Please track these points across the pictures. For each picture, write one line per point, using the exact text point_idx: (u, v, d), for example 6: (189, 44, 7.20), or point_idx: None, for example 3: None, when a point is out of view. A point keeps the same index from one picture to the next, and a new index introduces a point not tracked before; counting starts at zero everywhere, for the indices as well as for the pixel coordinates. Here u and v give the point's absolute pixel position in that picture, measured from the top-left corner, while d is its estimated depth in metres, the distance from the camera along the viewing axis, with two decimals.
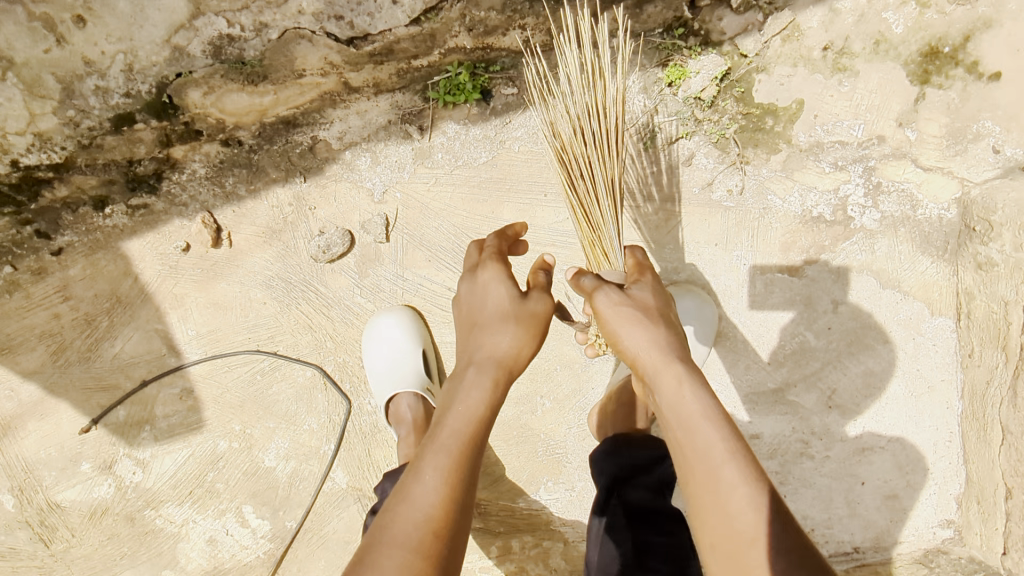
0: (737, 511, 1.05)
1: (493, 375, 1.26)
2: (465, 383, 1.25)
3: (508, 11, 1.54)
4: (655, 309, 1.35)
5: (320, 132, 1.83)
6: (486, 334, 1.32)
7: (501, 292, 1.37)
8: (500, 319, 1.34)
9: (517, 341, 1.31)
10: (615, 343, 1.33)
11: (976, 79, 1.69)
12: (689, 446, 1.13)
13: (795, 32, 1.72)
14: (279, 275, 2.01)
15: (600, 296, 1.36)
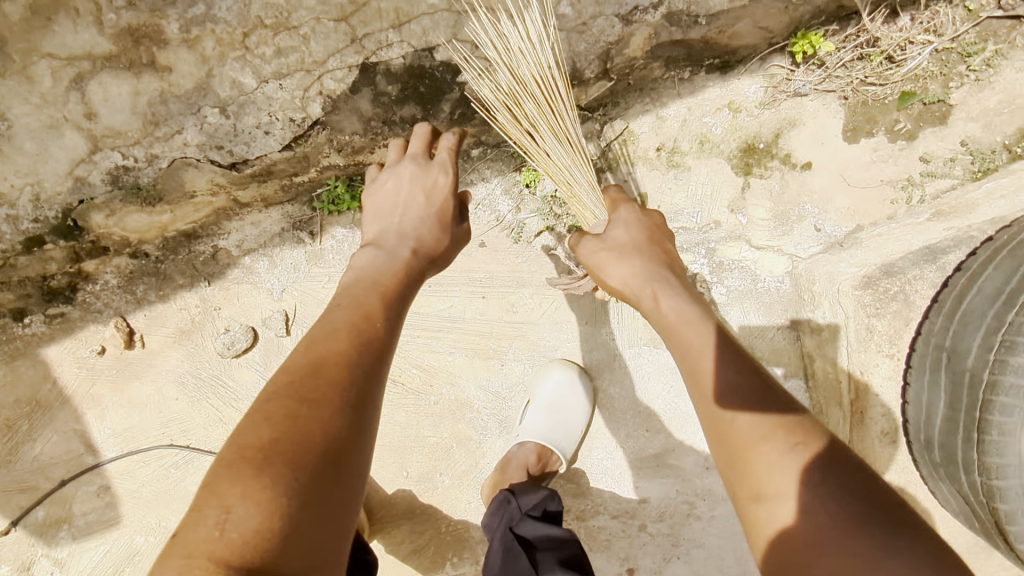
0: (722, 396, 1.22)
1: (415, 262, 1.52)
2: (397, 262, 1.50)
3: (370, 134, 1.78)
4: (630, 241, 1.53)
5: (219, 242, 2.05)
6: (421, 230, 1.57)
7: (442, 191, 1.58)
8: (439, 223, 1.59)
9: (446, 243, 1.60)
10: (606, 274, 1.53)
11: (792, 169, 1.96)
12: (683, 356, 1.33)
13: (631, 137, 1.98)
14: (190, 371, 2.16)
15: (584, 244, 1.59)
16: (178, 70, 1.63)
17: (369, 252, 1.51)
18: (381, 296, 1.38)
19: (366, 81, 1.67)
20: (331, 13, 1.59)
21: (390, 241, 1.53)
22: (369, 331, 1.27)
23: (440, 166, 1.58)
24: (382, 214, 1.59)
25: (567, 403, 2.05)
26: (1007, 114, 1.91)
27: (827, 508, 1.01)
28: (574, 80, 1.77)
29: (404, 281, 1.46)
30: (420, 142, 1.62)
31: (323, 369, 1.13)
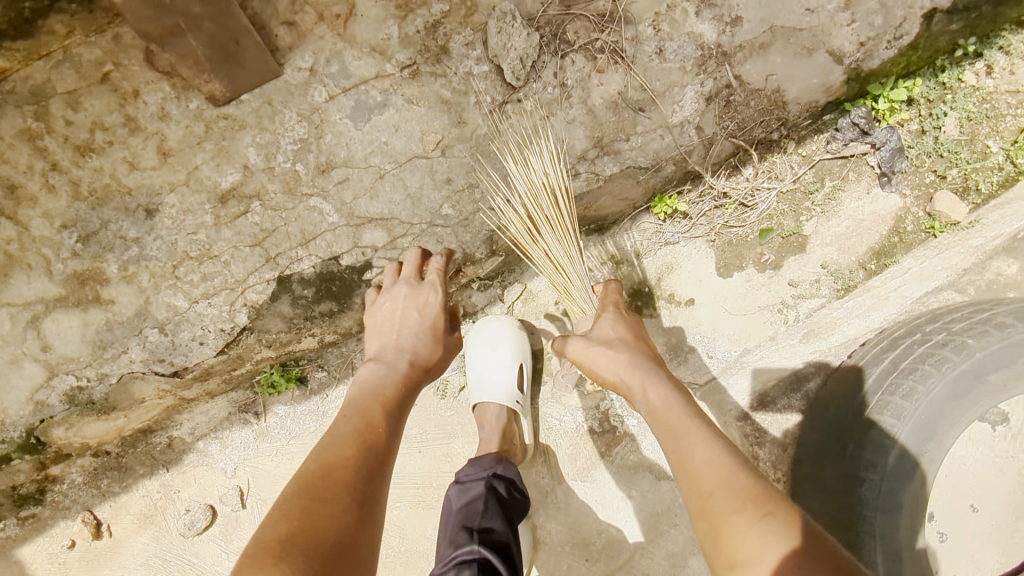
0: (701, 470, 1.31)
1: (407, 371, 1.67)
2: (396, 373, 1.65)
3: (294, 328, 2.01)
4: (618, 336, 1.69)
5: (174, 431, 2.24)
6: (417, 344, 1.74)
7: (434, 307, 1.78)
8: (431, 336, 1.77)
9: (439, 355, 1.78)
10: (596, 368, 1.66)
11: (678, 306, 2.21)
12: (666, 431, 1.44)
13: (530, 295, 2.23)
14: (156, 553, 2.27)
15: (570, 344, 1.74)
16: (121, 301, 1.88)
17: (370, 367, 1.67)
18: (384, 407, 1.54)
19: (284, 288, 1.92)
20: (247, 240, 1.86)
21: (389, 355, 1.70)
22: (375, 441, 1.43)
23: (430, 286, 1.80)
24: (381, 331, 1.77)
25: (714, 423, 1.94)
26: (857, 238, 2.21)
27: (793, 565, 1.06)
28: (468, 261, 2.05)
29: (403, 393, 1.63)
30: (412, 268, 1.84)
31: (331, 472, 1.29)
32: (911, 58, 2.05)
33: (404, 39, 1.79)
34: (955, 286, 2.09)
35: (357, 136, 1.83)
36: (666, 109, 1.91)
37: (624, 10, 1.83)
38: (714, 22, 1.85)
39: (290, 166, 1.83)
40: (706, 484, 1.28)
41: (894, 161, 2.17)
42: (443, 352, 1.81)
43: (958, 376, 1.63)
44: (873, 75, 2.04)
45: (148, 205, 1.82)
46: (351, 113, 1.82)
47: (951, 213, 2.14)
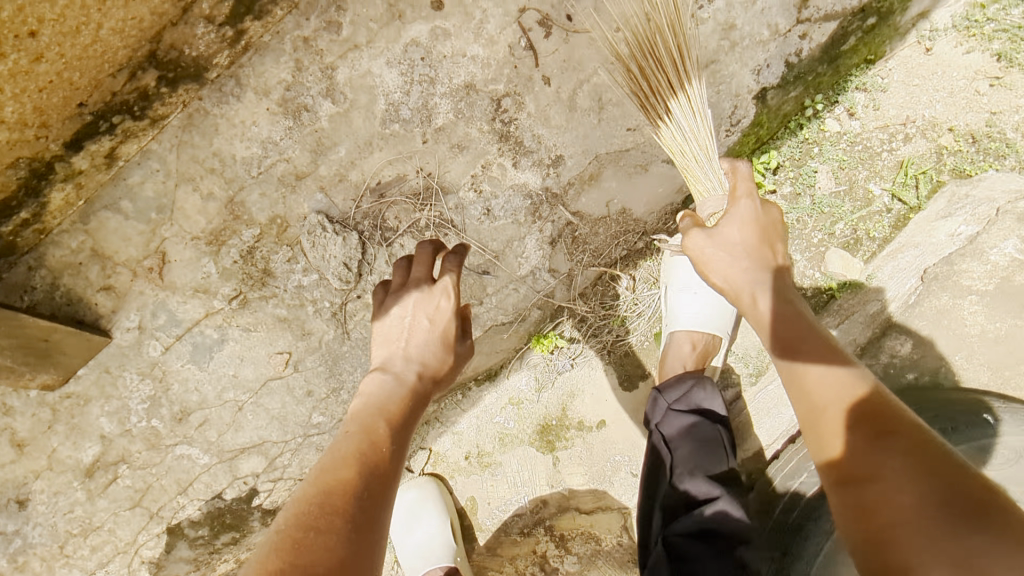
0: (828, 351, 1.24)
1: (410, 386, 1.51)
2: (403, 387, 1.50)
3: (201, 564, 1.95)
4: (742, 242, 1.39)
5: None
6: (426, 354, 1.56)
7: (446, 315, 1.57)
8: (443, 345, 1.58)
9: (451, 364, 1.59)
10: (710, 273, 1.43)
11: (589, 431, 2.11)
12: (791, 326, 1.28)
13: (437, 456, 2.14)
14: None
15: (692, 238, 1.43)
16: None
17: (375, 377, 1.51)
18: (389, 424, 1.40)
19: (177, 536, 1.88)
20: (125, 504, 1.82)
21: (397, 363, 1.53)
22: (377, 459, 1.29)
23: (443, 291, 1.58)
24: (388, 338, 1.58)
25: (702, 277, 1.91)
26: None
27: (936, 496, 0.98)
28: None
29: (411, 408, 1.46)
30: (423, 264, 1.60)
31: (330, 500, 1.14)
32: (759, 134, 1.94)
33: (224, 272, 1.75)
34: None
35: (203, 376, 1.78)
36: (512, 262, 1.83)
37: (438, 182, 1.77)
38: (535, 169, 1.77)
39: (147, 424, 1.78)
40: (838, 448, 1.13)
41: None
42: (456, 361, 1.63)
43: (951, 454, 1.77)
44: (724, 161, 1.93)
45: (17, 497, 1.78)
46: (192, 357, 1.77)
47: (845, 271, 2.04)
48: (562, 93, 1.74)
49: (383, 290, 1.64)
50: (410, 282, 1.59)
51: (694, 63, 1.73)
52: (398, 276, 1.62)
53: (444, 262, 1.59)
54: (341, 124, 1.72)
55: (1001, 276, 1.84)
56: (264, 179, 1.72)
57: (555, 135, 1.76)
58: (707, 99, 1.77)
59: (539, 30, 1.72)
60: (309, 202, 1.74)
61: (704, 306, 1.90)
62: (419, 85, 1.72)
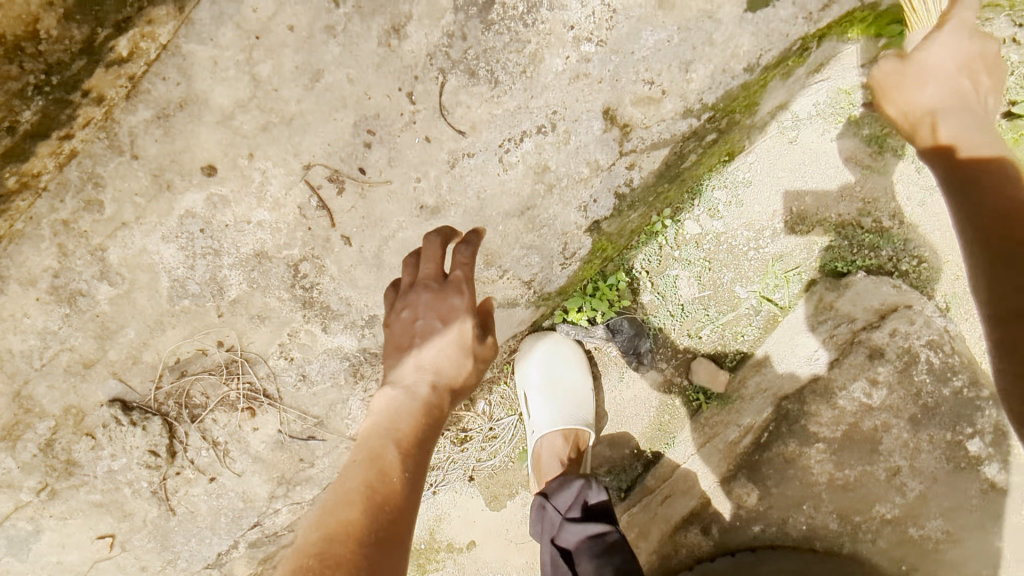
0: (1008, 187, 1.04)
1: (427, 397, 1.22)
2: (418, 403, 1.22)
3: None
4: (952, 67, 1.18)
5: None
6: (440, 359, 1.24)
7: (463, 319, 1.26)
8: (460, 349, 1.26)
9: (474, 373, 1.27)
10: (892, 99, 1.24)
11: (459, 552, 2.05)
12: (982, 145, 1.11)
13: None
14: None
15: (886, 62, 1.26)
16: None
17: (385, 394, 1.24)
18: (402, 449, 1.15)
19: None
20: None
21: (406, 377, 1.25)
22: (388, 495, 1.06)
23: (457, 286, 1.26)
24: (397, 346, 1.29)
25: (561, 379, 1.86)
26: (623, 429, 1.99)
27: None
28: None
29: (429, 429, 1.20)
30: (433, 258, 1.29)
31: (327, 553, 0.94)
32: (604, 255, 1.77)
33: (24, 467, 1.63)
34: (702, 521, 1.81)
35: (25, 566, 1.70)
36: (339, 422, 1.72)
37: (243, 354, 1.63)
38: (349, 331, 1.63)
39: None
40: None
41: (636, 345, 1.91)
42: (483, 368, 1.31)
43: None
44: (566, 289, 1.78)
45: None
46: (9, 550, 1.69)
47: (710, 381, 1.88)
48: (366, 252, 1.58)
49: (394, 289, 1.34)
50: (417, 280, 1.30)
51: (507, 210, 1.55)
52: (409, 275, 1.31)
53: (456, 255, 1.28)
54: (123, 306, 1.56)
55: (849, 422, 1.72)
56: (50, 370, 1.59)
57: (365, 295, 1.60)
58: (529, 244, 1.61)
59: (329, 187, 1.52)
60: (105, 388, 1.61)
61: (563, 405, 1.85)
62: (204, 258, 1.55)
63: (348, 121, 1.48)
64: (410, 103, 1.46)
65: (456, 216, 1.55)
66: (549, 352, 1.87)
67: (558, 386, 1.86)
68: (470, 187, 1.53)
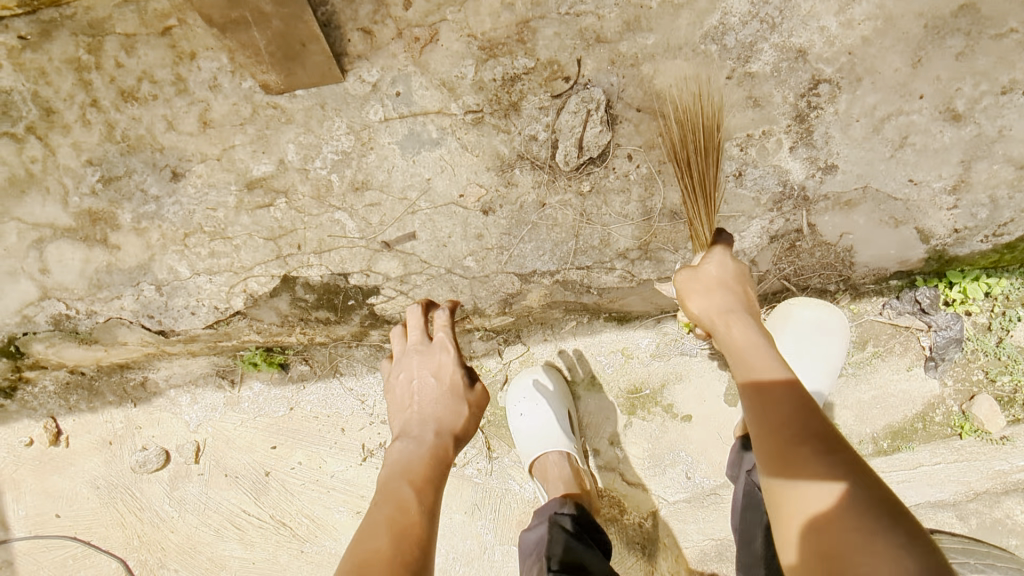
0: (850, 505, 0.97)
1: (430, 446, 1.44)
2: (425, 449, 1.44)
3: (286, 324, 1.96)
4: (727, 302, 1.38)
5: (149, 373, 2.23)
6: (440, 411, 1.52)
7: (449, 369, 1.58)
8: (454, 398, 1.56)
9: (469, 414, 1.56)
10: None
11: (672, 418, 2.09)
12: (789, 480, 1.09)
13: (529, 358, 2.12)
14: (104, 477, 2.29)
15: None
16: (125, 249, 1.85)
17: (395, 448, 1.45)
18: (415, 487, 1.32)
19: (286, 287, 1.87)
20: (262, 233, 1.81)
21: (415, 430, 1.48)
22: (409, 525, 1.21)
23: (439, 344, 1.60)
24: (399, 408, 1.56)
25: (826, 353, 1.88)
26: (880, 410, 2.04)
27: (725, 303, 1.37)
28: (477, 312, 1.95)
29: (435, 467, 1.40)
30: (418, 327, 1.64)
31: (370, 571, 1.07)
32: (1004, 255, 1.87)
33: (476, 84, 1.68)
34: (957, 510, 1.98)
35: (400, 164, 1.74)
36: (725, 234, 1.79)
37: (713, 122, 1.69)
38: (805, 164, 1.71)
39: (326, 174, 1.75)
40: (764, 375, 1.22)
41: (946, 349, 1.99)
42: (478, 419, 1.59)
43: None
44: (955, 260, 1.87)
45: (176, 167, 1.77)
46: (402, 141, 1.72)
47: (986, 421, 1.99)
48: (876, 112, 1.66)
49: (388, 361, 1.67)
50: (404, 343, 1.63)
51: (1011, 158, 1.68)
52: (398, 336, 1.66)
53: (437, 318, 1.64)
54: (667, 14, 1.63)
55: None
56: (566, 22, 1.64)
57: (844, 145, 1.69)
58: (995, 198, 1.73)
59: (900, 40, 1.62)
60: (592, 69, 1.67)
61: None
62: (759, 23, 1.63)
63: (960, 0, 1.59)
64: (1017, 22, 1.59)
65: (969, 133, 1.66)
66: (815, 320, 1.88)
67: (808, 357, 1.88)
68: (1001, 119, 1.65)
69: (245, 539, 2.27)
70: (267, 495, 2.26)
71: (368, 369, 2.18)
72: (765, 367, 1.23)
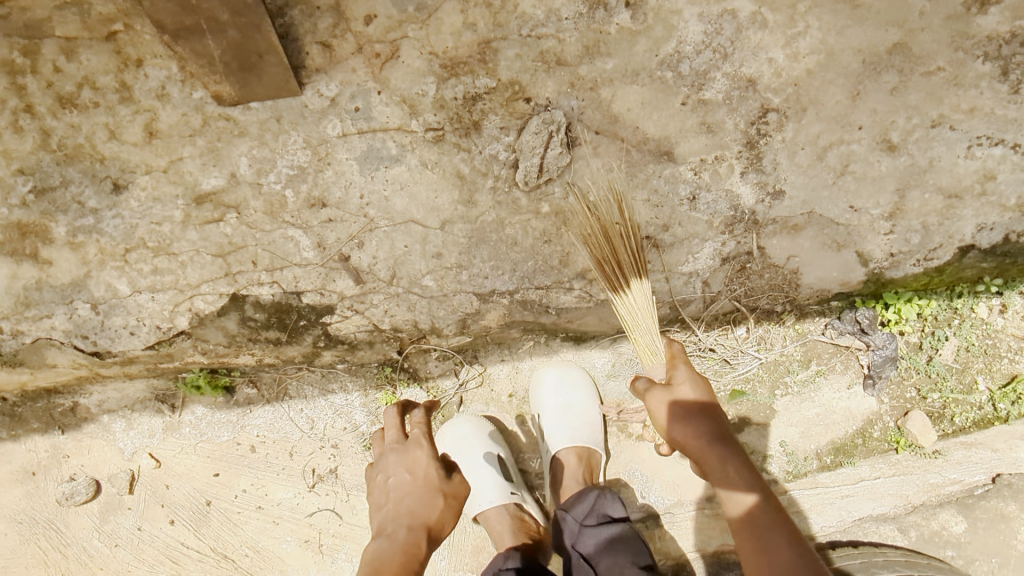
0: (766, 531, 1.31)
1: (402, 545, 1.49)
2: (398, 546, 1.49)
3: (233, 344, 1.87)
4: (700, 402, 1.48)
5: (80, 399, 2.09)
6: (415, 506, 1.58)
7: (425, 466, 1.65)
8: (430, 493, 1.62)
9: (443, 507, 1.61)
10: None
11: (627, 436, 2.13)
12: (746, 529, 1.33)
13: (486, 379, 2.10)
14: (24, 511, 2.12)
15: None
16: (58, 265, 1.73)
17: (371, 547, 1.51)
18: None
19: (235, 306, 1.79)
20: (211, 249, 1.73)
21: (389, 528, 1.54)
22: None
23: (415, 442, 1.68)
24: (379, 505, 1.62)
25: (571, 399, 2.00)
26: (822, 427, 2.12)
27: (707, 426, 1.42)
28: (434, 333, 1.93)
29: (406, 567, 1.44)
30: (395, 427, 1.72)
31: None
32: (933, 278, 1.98)
33: (437, 102, 1.68)
34: (901, 523, 2.03)
35: (358, 180, 1.71)
36: (680, 255, 1.83)
37: (668, 146, 1.73)
38: (755, 188, 1.77)
39: (279, 190, 1.70)
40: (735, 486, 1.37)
41: (882, 368, 2.09)
42: (454, 515, 1.64)
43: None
44: (891, 282, 1.97)
45: (118, 179, 1.68)
46: (360, 157, 1.70)
47: (919, 435, 2.07)
48: (819, 141, 1.75)
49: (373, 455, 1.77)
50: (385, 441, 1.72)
51: (941, 187, 1.78)
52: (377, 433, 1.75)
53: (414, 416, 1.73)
54: (624, 41, 1.67)
55: None
56: (527, 44, 1.66)
57: (791, 172, 1.76)
58: (927, 224, 1.82)
59: (840, 73, 1.70)
60: (552, 90, 1.69)
61: (575, 426, 1.99)
62: (711, 53, 1.69)
63: (894, 39, 1.69)
64: (944, 60, 1.69)
65: (904, 163, 1.76)
66: (557, 377, 2.03)
67: (569, 406, 2.00)
68: (931, 150, 1.75)
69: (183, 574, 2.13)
70: (208, 526, 2.13)
71: (319, 391, 2.11)
72: (740, 468, 1.37)
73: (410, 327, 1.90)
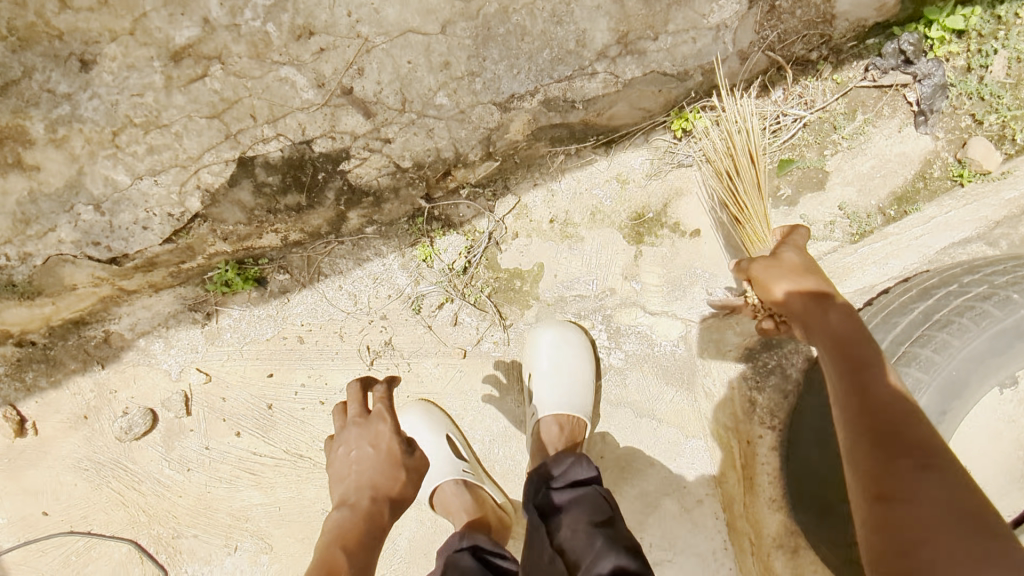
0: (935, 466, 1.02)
1: (365, 514, 1.47)
2: (361, 516, 1.47)
3: (254, 222, 1.77)
4: (803, 264, 1.45)
5: (111, 326, 1.98)
6: (377, 477, 1.53)
7: (388, 440, 1.56)
8: (392, 468, 1.55)
9: (405, 481, 1.56)
10: None
11: (681, 237, 2.00)
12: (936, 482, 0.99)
13: (524, 210, 2.00)
14: (88, 457, 2.04)
15: None
16: (46, 168, 1.59)
17: (333, 515, 1.49)
18: (344, 553, 1.36)
19: (245, 173, 1.67)
20: (203, 111, 1.59)
21: (351, 497, 1.51)
22: None
23: (377, 419, 1.58)
24: (341, 476, 1.57)
25: (566, 365, 1.94)
26: (881, 180, 1.99)
27: (847, 327, 1.25)
28: (460, 163, 1.83)
29: (369, 534, 1.44)
30: (356, 402, 1.61)
31: None
32: None
33: None
34: (986, 239, 1.93)
35: None
36: (702, 8, 1.66)
37: None
38: None
39: (260, 26, 1.52)
40: (882, 387, 1.13)
41: (934, 98, 1.95)
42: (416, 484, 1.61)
43: (998, 333, 1.40)
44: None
45: (83, 55, 1.51)
46: None
47: (983, 161, 1.95)
48: None
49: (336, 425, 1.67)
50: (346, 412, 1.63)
51: None
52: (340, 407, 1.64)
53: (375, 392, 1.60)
54: None
55: None
56: None
57: None
58: None
59: None
60: None
61: (566, 392, 1.94)
62: None
63: None
64: None
65: None
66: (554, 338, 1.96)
67: (564, 373, 1.94)
68: None
69: (263, 483, 2.06)
70: (276, 429, 2.06)
71: (354, 263, 2.00)
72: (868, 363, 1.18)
73: (434, 160, 1.79)
